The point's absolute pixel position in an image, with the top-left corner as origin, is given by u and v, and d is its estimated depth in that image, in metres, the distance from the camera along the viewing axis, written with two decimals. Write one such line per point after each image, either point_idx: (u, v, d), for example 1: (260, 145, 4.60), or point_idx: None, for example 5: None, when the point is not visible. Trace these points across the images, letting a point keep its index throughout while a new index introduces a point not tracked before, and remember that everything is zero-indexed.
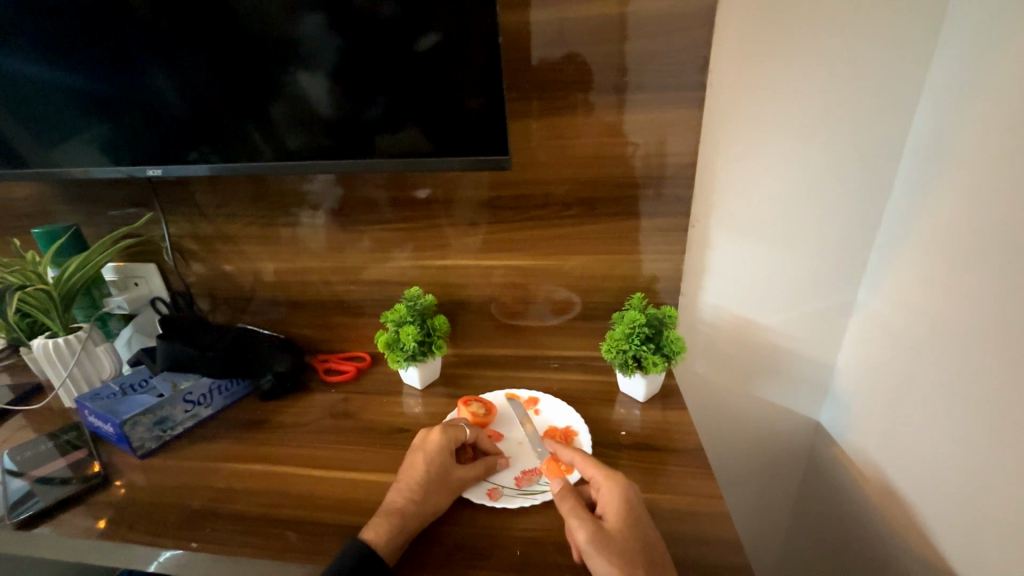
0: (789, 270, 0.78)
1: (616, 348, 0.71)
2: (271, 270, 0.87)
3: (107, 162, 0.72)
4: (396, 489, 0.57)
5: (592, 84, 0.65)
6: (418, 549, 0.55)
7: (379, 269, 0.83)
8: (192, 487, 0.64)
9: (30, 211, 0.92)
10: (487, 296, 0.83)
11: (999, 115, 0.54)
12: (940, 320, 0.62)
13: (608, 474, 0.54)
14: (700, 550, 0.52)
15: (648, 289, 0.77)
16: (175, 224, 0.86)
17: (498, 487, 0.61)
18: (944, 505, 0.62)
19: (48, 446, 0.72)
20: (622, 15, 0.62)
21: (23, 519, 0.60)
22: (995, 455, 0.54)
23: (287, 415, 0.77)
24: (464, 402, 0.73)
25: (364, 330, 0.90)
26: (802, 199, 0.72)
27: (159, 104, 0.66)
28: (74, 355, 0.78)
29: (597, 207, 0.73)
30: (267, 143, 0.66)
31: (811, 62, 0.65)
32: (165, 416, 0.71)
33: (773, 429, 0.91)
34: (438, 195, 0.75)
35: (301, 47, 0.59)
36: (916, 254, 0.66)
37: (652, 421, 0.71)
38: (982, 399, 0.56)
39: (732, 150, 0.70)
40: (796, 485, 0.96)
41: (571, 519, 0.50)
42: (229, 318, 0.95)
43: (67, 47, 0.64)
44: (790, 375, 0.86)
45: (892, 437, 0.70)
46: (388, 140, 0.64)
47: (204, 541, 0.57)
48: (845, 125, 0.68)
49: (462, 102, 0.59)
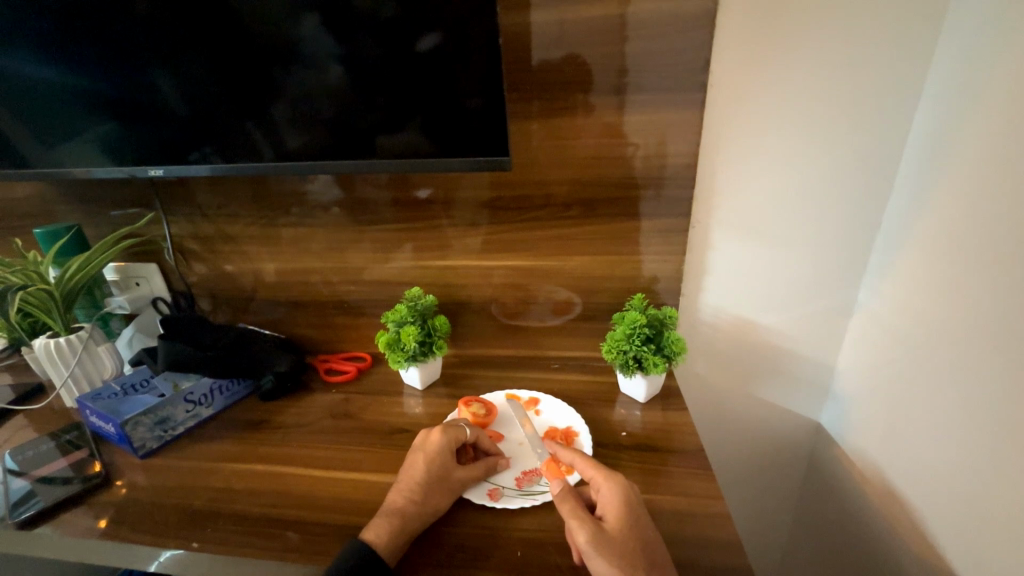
0: (789, 270, 0.78)
1: (616, 348, 0.71)
2: (271, 270, 0.87)
3: (108, 163, 0.72)
4: (396, 489, 0.57)
5: (592, 85, 0.65)
6: (418, 549, 0.55)
7: (380, 269, 0.83)
8: (193, 487, 0.64)
9: (32, 211, 0.92)
10: (487, 296, 0.83)
11: (999, 115, 0.54)
12: (940, 321, 0.62)
13: (608, 474, 0.54)
14: (701, 551, 0.52)
15: (648, 289, 0.77)
16: (175, 224, 0.86)
17: (498, 487, 0.61)
18: (944, 506, 0.61)
19: (49, 446, 0.72)
20: (622, 16, 0.62)
21: (24, 519, 0.60)
22: (995, 457, 0.54)
23: (287, 415, 0.77)
24: (464, 403, 0.73)
25: (364, 330, 0.90)
26: (802, 199, 0.72)
27: (160, 105, 0.66)
28: (75, 355, 0.78)
29: (597, 208, 0.73)
30: (268, 143, 0.66)
31: (811, 62, 0.65)
32: (165, 416, 0.71)
33: (773, 429, 0.91)
34: (439, 196, 0.76)
35: (301, 47, 0.59)
36: (917, 255, 0.66)
37: (653, 421, 0.71)
38: (982, 400, 0.56)
39: (732, 150, 0.70)
40: (797, 486, 0.96)
41: (571, 520, 0.50)
42: (229, 318, 0.95)
43: (68, 48, 0.64)
44: (790, 375, 0.86)
45: (892, 438, 0.70)
46: (389, 141, 0.64)
47: (205, 541, 0.57)
48: (846, 125, 0.68)
49: (463, 102, 0.59)
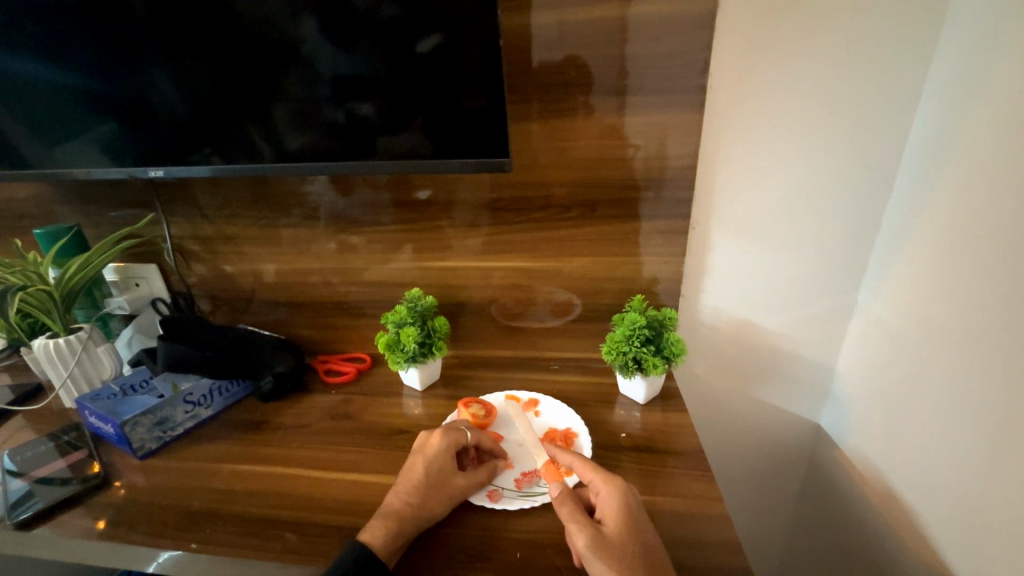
0: (789, 271, 0.77)
1: (616, 349, 0.71)
2: (271, 270, 0.87)
3: (108, 163, 0.72)
4: (395, 492, 0.57)
5: (592, 86, 0.66)
6: (418, 551, 0.54)
7: (380, 270, 0.83)
8: (192, 488, 0.64)
9: (32, 212, 0.92)
10: (487, 297, 0.83)
11: (999, 114, 0.54)
12: (940, 323, 0.62)
13: (607, 477, 0.54)
14: (701, 552, 0.52)
15: (648, 290, 0.77)
16: (175, 224, 0.86)
17: (498, 488, 0.61)
18: (944, 506, 0.61)
19: (48, 446, 0.72)
20: (622, 19, 0.62)
21: (22, 519, 0.60)
22: (994, 458, 0.54)
23: (287, 416, 0.77)
24: (464, 403, 0.73)
25: (364, 330, 0.90)
26: (802, 200, 0.72)
27: (160, 105, 0.66)
28: (75, 356, 0.78)
29: (597, 209, 0.73)
30: (268, 143, 0.67)
31: (811, 63, 0.65)
32: (165, 416, 0.71)
33: (773, 430, 0.91)
34: (439, 197, 0.76)
35: (301, 49, 0.59)
36: (917, 256, 0.66)
37: (653, 423, 0.71)
38: (981, 399, 0.56)
39: (732, 151, 0.70)
40: (797, 487, 0.95)
41: (570, 524, 0.50)
42: (229, 319, 0.95)
43: (66, 48, 0.64)
44: (790, 376, 0.86)
45: (891, 439, 0.70)
46: (389, 141, 0.64)
47: (204, 542, 0.57)
48: (846, 127, 0.68)
49: (463, 103, 0.59)
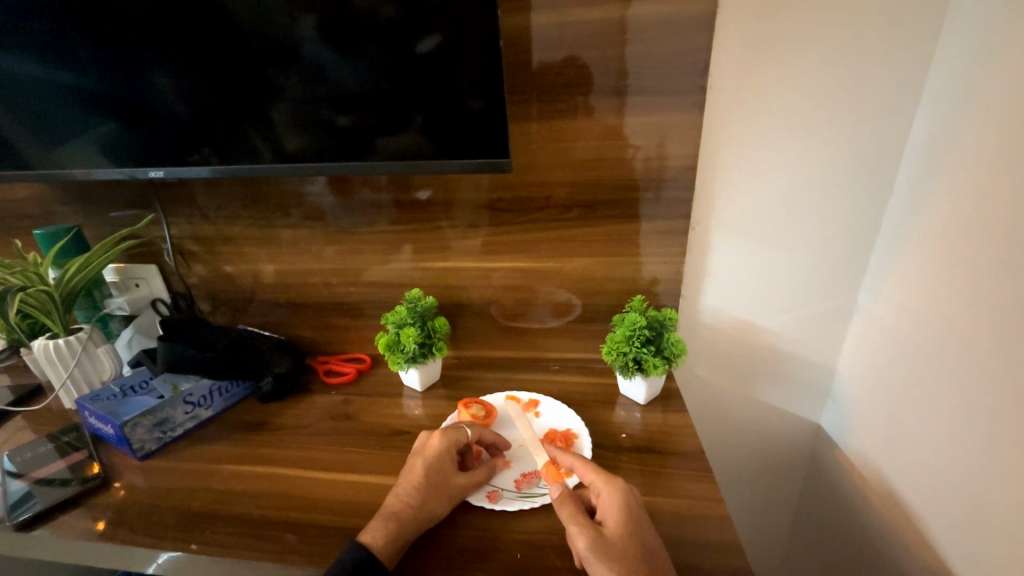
0: (789, 272, 0.77)
1: (616, 350, 0.71)
2: (271, 271, 0.87)
3: (107, 163, 0.72)
4: (395, 493, 0.57)
5: (592, 87, 0.66)
6: (418, 552, 0.54)
7: (380, 271, 0.83)
8: (192, 489, 0.64)
9: (31, 212, 0.92)
10: (488, 298, 0.82)
11: (997, 114, 0.54)
12: (940, 323, 0.62)
13: (607, 478, 0.53)
14: (702, 553, 0.52)
15: (648, 292, 0.77)
16: (175, 225, 0.86)
17: (498, 489, 0.61)
18: (943, 504, 0.61)
19: (48, 447, 0.72)
20: (622, 20, 0.62)
21: (22, 520, 0.60)
22: (995, 456, 0.54)
23: (287, 417, 0.77)
24: (464, 404, 0.73)
25: (364, 331, 0.90)
26: (802, 200, 0.72)
27: (159, 104, 0.66)
28: (74, 357, 0.78)
29: (597, 209, 0.73)
30: (267, 144, 0.67)
31: (811, 64, 0.65)
32: (165, 417, 0.71)
33: (773, 430, 0.91)
34: (438, 198, 0.76)
35: (300, 48, 0.59)
36: (916, 256, 0.66)
37: (653, 423, 0.71)
38: (977, 399, 0.56)
39: (732, 151, 0.70)
40: (798, 486, 0.95)
41: (571, 526, 0.50)
42: (229, 320, 0.95)
43: (65, 47, 0.64)
44: (791, 377, 0.86)
45: (891, 438, 0.70)
46: (389, 142, 0.64)
47: (204, 543, 0.57)
48: (846, 128, 0.68)
49: (463, 102, 0.59)
